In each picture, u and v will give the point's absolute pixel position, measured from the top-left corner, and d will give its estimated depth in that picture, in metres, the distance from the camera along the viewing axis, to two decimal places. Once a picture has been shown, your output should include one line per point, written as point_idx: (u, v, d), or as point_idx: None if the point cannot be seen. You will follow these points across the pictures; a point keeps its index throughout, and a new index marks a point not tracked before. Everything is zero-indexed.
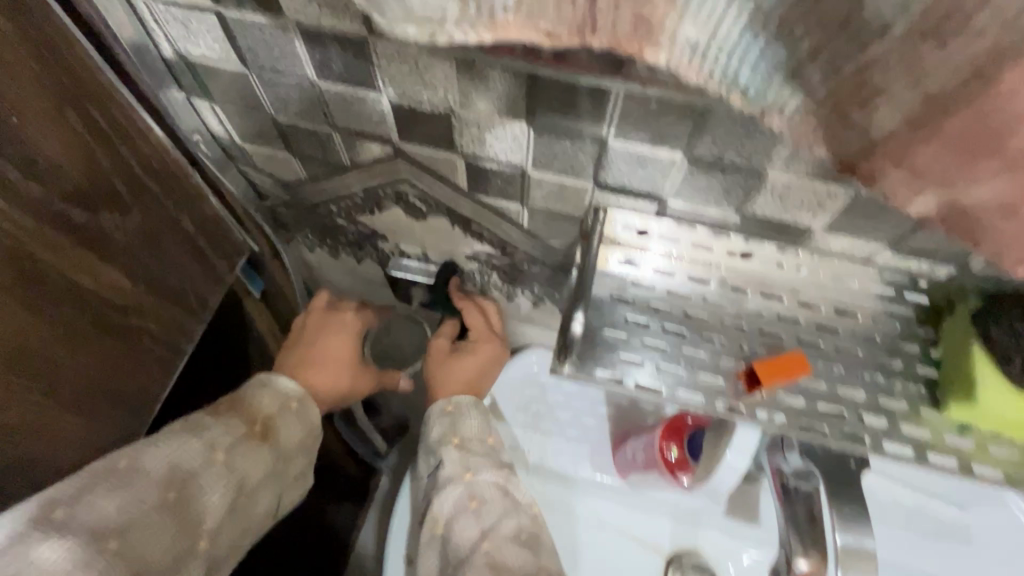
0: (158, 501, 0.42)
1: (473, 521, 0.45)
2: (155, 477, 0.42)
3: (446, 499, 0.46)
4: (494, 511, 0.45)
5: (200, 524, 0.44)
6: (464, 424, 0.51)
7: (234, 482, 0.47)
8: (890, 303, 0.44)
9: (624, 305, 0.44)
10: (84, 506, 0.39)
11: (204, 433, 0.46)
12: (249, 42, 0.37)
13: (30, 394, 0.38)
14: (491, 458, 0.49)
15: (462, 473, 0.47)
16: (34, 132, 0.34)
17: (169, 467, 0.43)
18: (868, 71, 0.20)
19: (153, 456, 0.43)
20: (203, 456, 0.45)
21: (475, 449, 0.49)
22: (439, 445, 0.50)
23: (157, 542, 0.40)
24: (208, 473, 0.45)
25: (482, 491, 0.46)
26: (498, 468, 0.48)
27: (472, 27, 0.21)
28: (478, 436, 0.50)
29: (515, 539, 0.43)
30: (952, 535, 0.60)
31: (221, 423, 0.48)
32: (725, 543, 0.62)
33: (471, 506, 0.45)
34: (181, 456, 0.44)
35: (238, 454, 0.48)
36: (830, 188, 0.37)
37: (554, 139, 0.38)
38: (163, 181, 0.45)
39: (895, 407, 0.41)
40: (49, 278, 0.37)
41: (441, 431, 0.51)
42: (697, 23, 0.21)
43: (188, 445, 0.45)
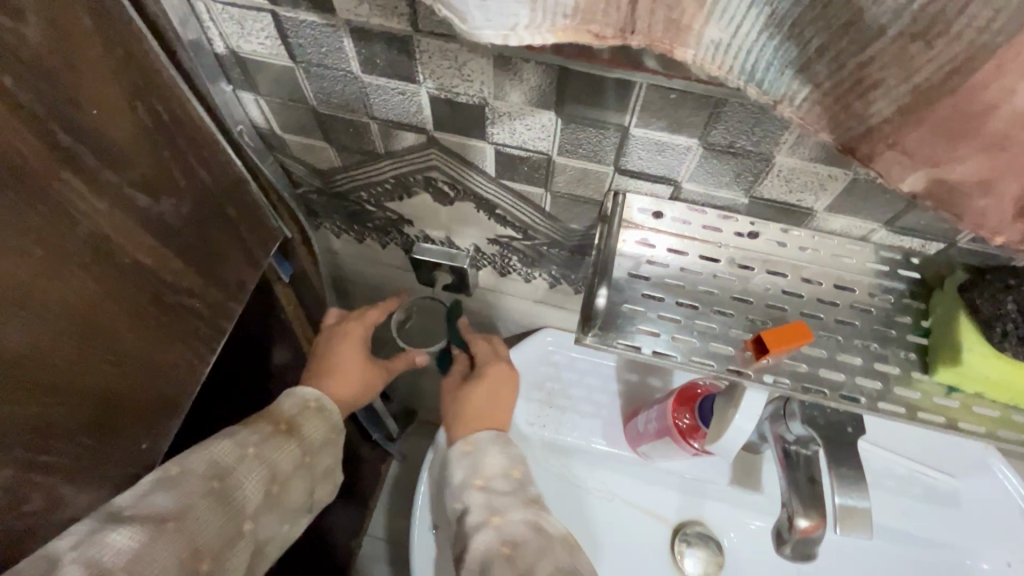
0: (205, 492, 0.43)
1: (508, 568, 0.45)
2: (199, 472, 0.44)
3: (479, 540, 0.48)
4: (529, 555, 0.46)
5: (244, 509, 0.45)
6: (487, 463, 0.53)
7: (267, 474, 0.47)
8: (885, 278, 0.48)
9: (641, 281, 0.48)
10: (145, 502, 0.40)
11: (235, 434, 0.48)
12: (299, 40, 0.41)
13: (104, 363, 0.41)
14: (518, 497, 0.51)
15: (487, 518, 0.49)
16: (109, 123, 0.37)
17: (210, 462, 0.45)
18: (868, 67, 0.23)
19: (197, 456, 0.44)
20: (236, 453, 0.46)
21: (499, 490, 0.51)
22: (463, 488, 0.52)
23: (209, 529, 0.42)
24: (244, 466, 0.46)
25: (515, 535, 0.47)
26: (527, 509, 0.49)
27: (537, 31, 0.25)
28: (502, 472, 0.53)
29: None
30: (943, 500, 0.65)
31: (250, 426, 0.49)
32: (728, 513, 0.68)
33: (505, 552, 0.46)
34: (219, 453, 0.46)
35: (268, 449, 0.48)
36: (832, 172, 0.41)
37: (579, 128, 0.42)
38: (212, 170, 0.49)
39: (889, 372, 0.45)
40: (120, 259, 0.41)
41: (464, 475, 0.53)
42: (721, 26, 0.24)
43: (221, 444, 0.46)
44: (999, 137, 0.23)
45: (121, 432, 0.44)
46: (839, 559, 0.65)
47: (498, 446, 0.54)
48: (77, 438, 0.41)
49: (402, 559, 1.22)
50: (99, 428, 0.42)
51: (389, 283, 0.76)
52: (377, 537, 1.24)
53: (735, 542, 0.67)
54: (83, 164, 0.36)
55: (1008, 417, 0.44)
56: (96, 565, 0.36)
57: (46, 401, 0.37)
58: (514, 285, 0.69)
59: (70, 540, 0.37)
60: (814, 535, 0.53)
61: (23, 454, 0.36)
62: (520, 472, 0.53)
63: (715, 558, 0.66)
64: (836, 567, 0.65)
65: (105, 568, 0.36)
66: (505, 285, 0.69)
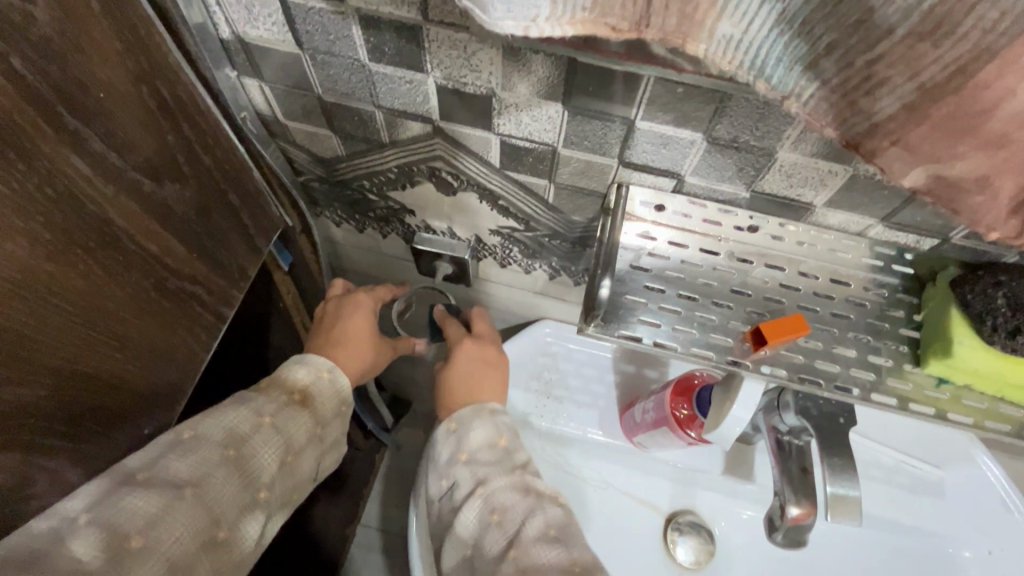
0: (220, 459, 0.41)
1: (500, 534, 0.46)
2: (215, 439, 0.42)
3: (467, 514, 0.48)
4: (517, 516, 0.47)
5: (259, 480, 0.43)
6: (470, 439, 0.52)
7: (282, 444, 0.45)
8: (880, 273, 0.49)
9: (642, 273, 0.49)
10: (160, 468, 0.39)
11: (251, 403, 0.45)
12: (307, 26, 0.41)
13: (107, 346, 0.41)
14: (502, 462, 0.51)
15: (474, 488, 0.49)
16: (114, 106, 0.37)
17: (227, 431, 0.42)
18: (876, 64, 0.24)
19: (211, 423, 0.42)
20: (252, 422, 0.44)
21: (483, 460, 0.51)
22: (450, 465, 0.52)
23: (225, 497, 0.40)
24: (259, 435, 0.44)
25: (501, 501, 0.48)
26: (511, 471, 0.50)
27: (557, 23, 0.26)
28: (486, 443, 0.52)
29: (544, 536, 0.45)
30: (930, 490, 0.67)
31: (264, 394, 0.47)
32: (720, 501, 0.69)
33: (494, 518, 0.47)
34: (234, 421, 0.43)
35: (283, 418, 0.46)
36: (831, 167, 0.41)
37: (586, 120, 0.43)
38: (215, 154, 0.48)
39: (881, 363, 0.46)
40: (123, 242, 0.40)
41: (449, 452, 0.53)
42: (732, 21, 0.25)
43: (236, 412, 0.44)
44: (999, 134, 0.23)
45: (120, 414, 0.44)
46: (826, 548, 0.67)
47: (483, 422, 0.53)
48: (81, 422, 0.41)
49: (395, 549, 1.23)
50: (101, 409, 0.42)
51: (389, 272, 0.76)
52: (371, 526, 1.25)
53: (725, 530, 0.69)
54: (89, 148, 0.36)
55: (995, 408, 0.45)
56: (111, 529, 0.35)
57: (52, 384, 0.37)
58: (513, 276, 0.69)
59: (83, 503, 0.35)
60: (804, 523, 0.55)
61: (27, 437, 0.37)
62: (506, 440, 0.53)
63: (707, 546, 0.68)
64: (823, 554, 0.67)
65: (121, 533, 0.35)
66: (504, 276, 0.70)
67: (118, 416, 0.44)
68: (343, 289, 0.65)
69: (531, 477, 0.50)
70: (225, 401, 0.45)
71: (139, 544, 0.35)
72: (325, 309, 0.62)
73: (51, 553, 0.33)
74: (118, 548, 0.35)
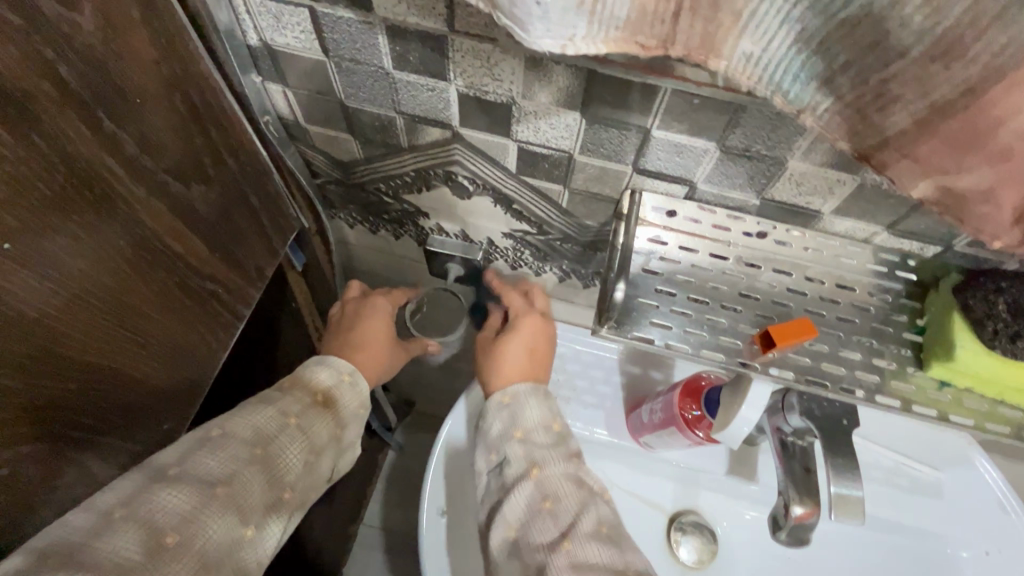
0: (248, 458, 0.42)
1: (551, 523, 0.46)
2: (243, 438, 0.42)
3: (518, 496, 0.48)
4: (570, 506, 0.47)
5: (284, 479, 0.43)
6: (526, 416, 0.52)
7: (306, 445, 0.46)
8: (883, 279, 0.50)
9: (654, 277, 0.50)
10: (189, 464, 0.39)
11: (276, 402, 0.46)
12: (334, 35, 0.42)
13: (133, 343, 0.42)
14: (558, 450, 0.51)
15: (529, 468, 0.49)
16: (148, 111, 0.38)
17: (255, 430, 0.43)
18: (889, 83, 0.25)
19: (239, 422, 0.43)
20: (279, 422, 0.45)
21: (540, 442, 0.50)
22: (502, 439, 0.51)
23: (253, 496, 0.41)
24: (285, 435, 0.44)
25: (556, 489, 0.48)
26: (567, 460, 0.50)
27: (591, 41, 0.27)
28: (542, 424, 0.52)
29: (596, 535, 0.45)
30: (929, 491, 0.68)
31: (289, 394, 0.48)
32: (722, 502, 0.71)
33: (546, 506, 0.47)
34: (262, 421, 0.44)
35: (307, 420, 0.47)
36: (840, 176, 0.43)
37: (603, 128, 0.44)
38: (239, 157, 0.50)
39: (885, 366, 0.48)
40: (151, 242, 0.42)
41: (501, 425, 0.52)
42: (754, 40, 0.27)
43: (262, 412, 0.45)
44: (1003, 149, 0.25)
45: (142, 410, 0.45)
46: (827, 548, 0.68)
47: (537, 398, 0.53)
48: (109, 414, 0.42)
49: (397, 546, 1.24)
50: (125, 405, 0.43)
51: (400, 273, 0.78)
52: (373, 525, 1.26)
53: (726, 530, 0.71)
54: (124, 152, 0.37)
55: (995, 410, 0.47)
56: (149, 524, 0.35)
57: (82, 378, 0.38)
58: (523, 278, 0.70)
59: (117, 497, 0.36)
60: (808, 522, 0.57)
61: (59, 429, 0.38)
62: (559, 423, 0.53)
63: (709, 545, 0.69)
64: (823, 553, 0.68)
65: (157, 529, 0.35)
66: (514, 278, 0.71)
67: (140, 412, 0.45)
68: (358, 292, 0.66)
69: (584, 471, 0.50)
70: (251, 401, 0.46)
71: (176, 542, 0.36)
72: (345, 310, 0.63)
73: (87, 546, 0.33)
74: (157, 544, 0.35)
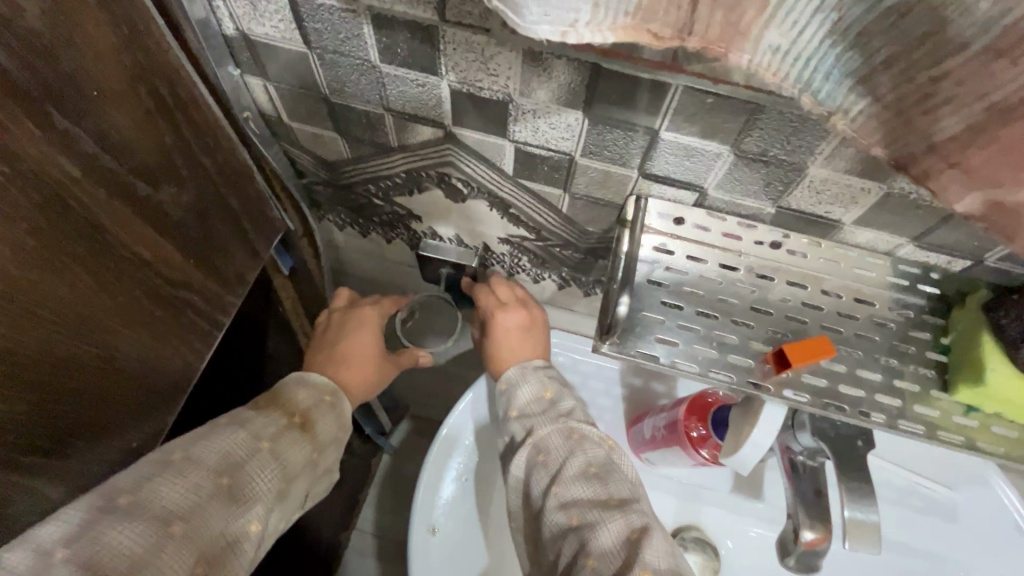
0: (214, 487, 0.38)
1: (545, 471, 0.47)
2: (209, 465, 0.39)
3: (519, 460, 0.48)
4: (559, 454, 0.46)
5: (252, 509, 0.40)
6: (519, 396, 0.51)
7: (279, 472, 0.43)
8: (906, 294, 0.47)
9: (659, 289, 0.46)
10: (145, 494, 0.36)
11: (249, 424, 0.43)
12: (315, 24, 0.39)
13: (95, 356, 0.39)
14: (550, 412, 0.49)
15: (524, 437, 0.49)
16: (109, 105, 0.35)
17: (222, 456, 0.40)
18: (940, 82, 0.22)
19: (207, 446, 0.40)
20: (249, 446, 0.42)
21: (532, 412, 0.50)
22: (506, 420, 0.51)
23: (214, 530, 0.37)
24: (256, 461, 0.41)
25: (547, 442, 0.47)
26: (556, 419, 0.48)
27: (597, 28, 0.24)
28: (533, 397, 0.51)
29: (582, 476, 0.45)
30: (943, 513, 0.65)
31: (263, 415, 0.45)
32: (724, 518, 0.65)
33: (539, 459, 0.47)
34: (230, 446, 0.41)
35: (281, 445, 0.44)
36: (865, 185, 0.40)
37: (607, 129, 0.41)
38: (216, 156, 0.46)
39: (908, 389, 0.44)
40: (113, 247, 0.38)
41: (504, 409, 0.52)
42: (781, 30, 0.23)
43: (233, 436, 0.41)
44: None
45: (107, 429, 0.42)
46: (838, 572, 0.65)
47: (528, 377, 0.52)
48: (66, 434, 0.39)
49: (389, 553, 1.21)
50: (85, 424, 0.40)
51: (391, 278, 0.74)
52: (365, 530, 1.23)
53: (732, 549, 0.65)
54: (81, 150, 0.34)
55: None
56: (93, 567, 0.32)
57: (31, 398, 0.35)
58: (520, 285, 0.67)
59: (62, 533, 0.33)
60: (819, 547, 0.53)
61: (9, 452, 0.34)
62: (553, 390, 0.51)
63: (712, 563, 0.63)
64: None
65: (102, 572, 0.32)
66: None
67: (104, 431, 0.42)
68: (347, 300, 0.63)
69: (577, 422, 0.48)
70: (223, 421, 0.43)
71: None
72: (330, 321, 0.60)
73: None
74: None
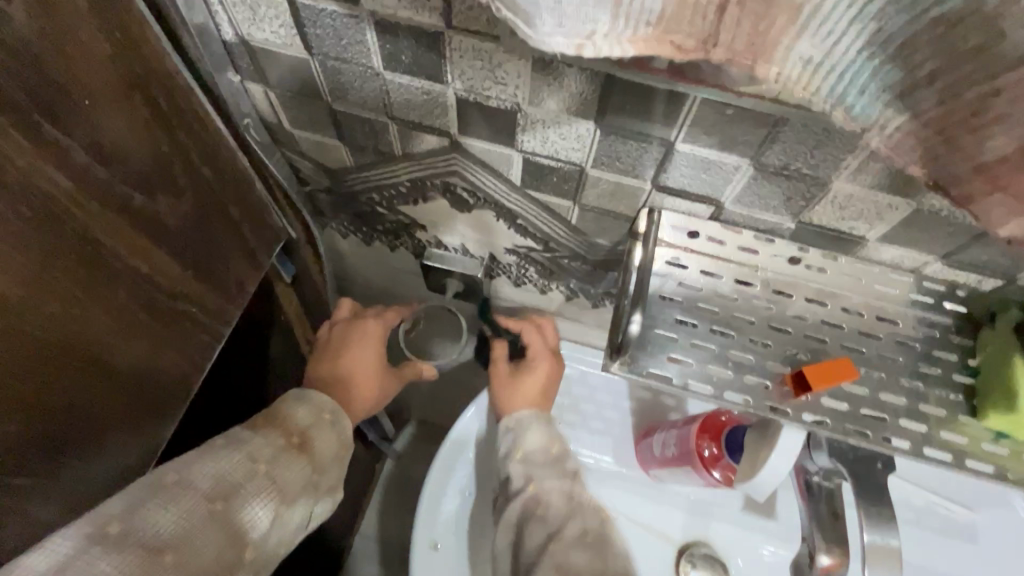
0: (207, 513, 0.37)
1: (541, 528, 0.47)
2: (202, 489, 0.38)
3: (514, 506, 0.48)
4: (558, 516, 0.47)
5: (248, 536, 0.39)
6: (527, 439, 0.50)
7: (276, 494, 0.41)
8: (931, 312, 0.45)
9: (672, 305, 0.45)
10: (137, 522, 0.34)
11: (245, 446, 0.42)
12: (317, 30, 0.37)
13: (89, 374, 0.37)
14: (557, 467, 0.50)
15: (526, 485, 0.49)
16: (103, 115, 0.34)
17: (215, 479, 0.39)
18: (991, 98, 0.20)
19: (200, 469, 0.39)
20: (245, 469, 0.40)
21: (537, 461, 0.50)
22: (505, 459, 0.50)
23: (208, 559, 0.36)
24: (252, 484, 0.40)
25: (547, 496, 0.48)
26: (562, 476, 0.49)
27: (616, 40, 0.23)
28: (542, 446, 0.51)
29: (580, 542, 0.46)
30: (963, 534, 0.63)
31: (260, 436, 0.44)
32: (737, 536, 0.62)
33: (536, 512, 0.47)
34: (226, 468, 0.40)
35: (278, 465, 0.42)
36: (892, 200, 0.38)
37: (620, 140, 0.39)
38: (216, 165, 0.45)
39: (933, 413, 0.42)
40: (107, 261, 0.37)
41: (505, 447, 0.51)
42: (814, 43, 0.22)
43: (228, 459, 0.40)
44: None
45: (102, 448, 0.41)
46: None
47: (541, 423, 0.51)
48: (55, 455, 0.37)
49: (392, 560, 1.20)
50: (80, 444, 0.39)
51: (395, 286, 0.73)
52: (369, 537, 1.21)
53: (743, 570, 0.61)
54: (73, 162, 0.32)
55: None
56: None
57: (24, 417, 0.34)
58: (527, 295, 0.65)
59: (47, 565, 0.31)
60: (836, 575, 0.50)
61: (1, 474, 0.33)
62: (559, 445, 0.51)
63: None
64: None
65: None
66: (520, 295, 0.66)
67: (100, 451, 0.41)
68: (349, 311, 0.61)
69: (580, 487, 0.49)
70: (218, 441, 0.42)
71: None
72: (333, 333, 0.58)
73: None
74: None
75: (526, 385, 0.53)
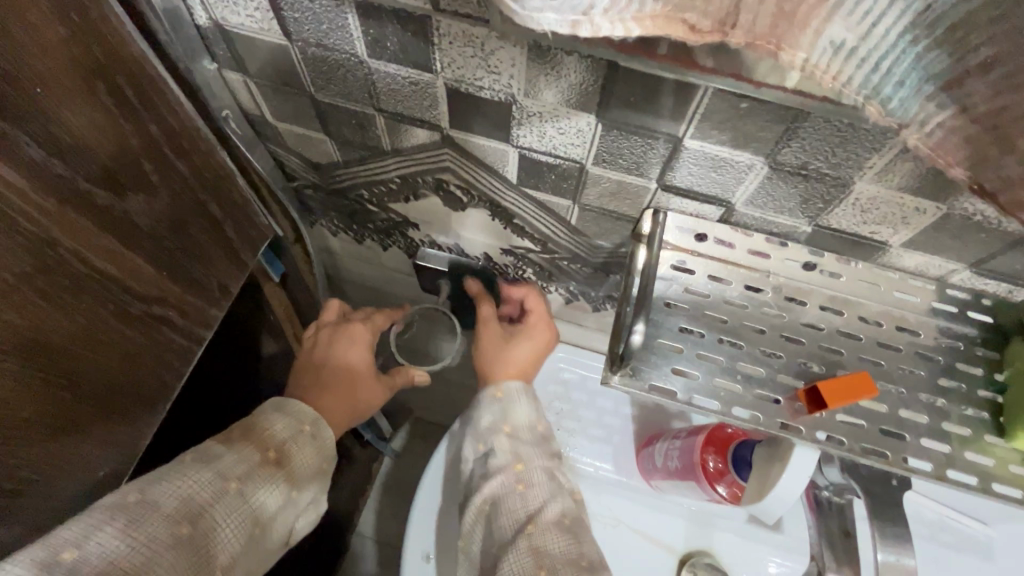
0: (170, 538, 0.34)
1: (518, 507, 0.43)
2: (167, 511, 0.35)
3: (493, 482, 0.45)
4: (540, 494, 0.44)
5: (213, 560, 0.36)
6: (514, 414, 0.48)
7: (249, 514, 0.39)
8: (955, 322, 0.42)
9: (677, 313, 0.42)
10: (91, 549, 0.32)
11: (215, 463, 0.39)
12: (294, 13, 0.34)
13: (52, 386, 0.35)
14: (543, 449, 0.47)
15: (512, 463, 0.46)
16: (58, 105, 0.31)
17: (182, 500, 0.36)
18: None
19: (166, 487, 0.37)
20: (215, 487, 0.38)
21: (525, 439, 0.47)
22: (490, 432, 0.48)
23: None
24: (223, 504, 0.38)
25: (532, 474, 0.45)
26: (547, 458, 0.46)
27: (618, 18, 0.20)
28: (528, 424, 0.48)
29: (557, 522, 0.42)
30: (976, 550, 0.60)
31: (233, 452, 0.41)
32: (744, 549, 0.59)
33: (519, 487, 0.44)
34: (193, 488, 0.37)
35: (252, 482, 0.40)
36: (919, 203, 0.35)
37: (622, 135, 0.36)
38: (192, 158, 0.42)
39: (957, 432, 0.39)
40: (68, 263, 0.34)
41: (492, 418, 0.48)
42: (848, 23, 0.19)
43: (197, 475, 0.38)
44: None
45: (69, 461, 0.38)
46: None
47: (528, 399, 0.49)
48: (16, 473, 0.34)
49: (389, 559, 1.18)
50: (42, 459, 0.35)
51: (389, 286, 0.70)
52: (365, 535, 1.19)
53: None
54: (23, 155, 0.30)
55: None
56: None
57: None
58: None
59: None
60: None
61: None
62: (544, 426, 0.49)
63: None
64: None
65: None
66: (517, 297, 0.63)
67: (66, 466, 0.38)
68: (337, 313, 0.59)
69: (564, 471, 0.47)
70: (188, 459, 0.39)
71: None
72: (317, 337, 0.56)
73: None
74: None
75: (515, 351, 0.51)
